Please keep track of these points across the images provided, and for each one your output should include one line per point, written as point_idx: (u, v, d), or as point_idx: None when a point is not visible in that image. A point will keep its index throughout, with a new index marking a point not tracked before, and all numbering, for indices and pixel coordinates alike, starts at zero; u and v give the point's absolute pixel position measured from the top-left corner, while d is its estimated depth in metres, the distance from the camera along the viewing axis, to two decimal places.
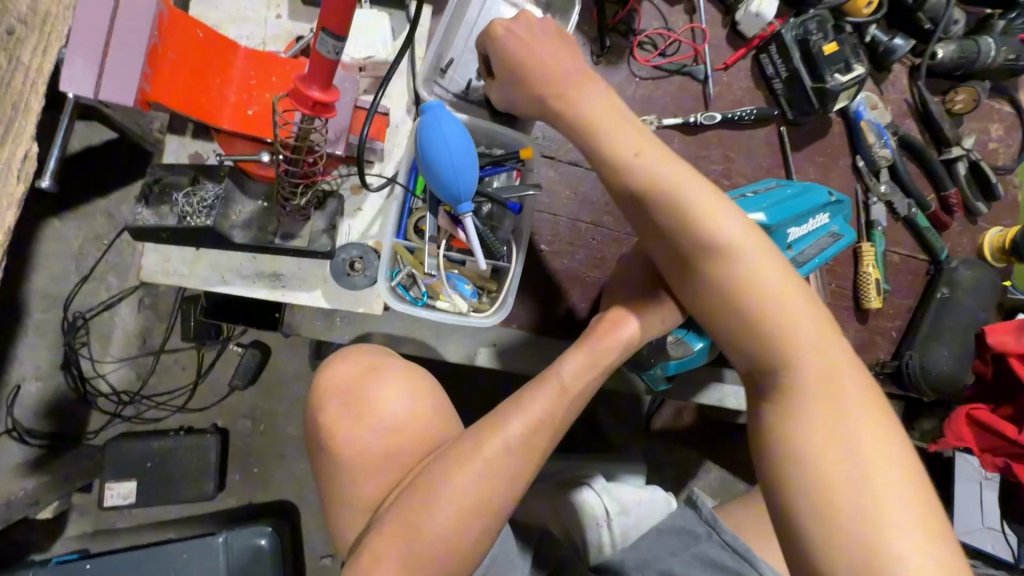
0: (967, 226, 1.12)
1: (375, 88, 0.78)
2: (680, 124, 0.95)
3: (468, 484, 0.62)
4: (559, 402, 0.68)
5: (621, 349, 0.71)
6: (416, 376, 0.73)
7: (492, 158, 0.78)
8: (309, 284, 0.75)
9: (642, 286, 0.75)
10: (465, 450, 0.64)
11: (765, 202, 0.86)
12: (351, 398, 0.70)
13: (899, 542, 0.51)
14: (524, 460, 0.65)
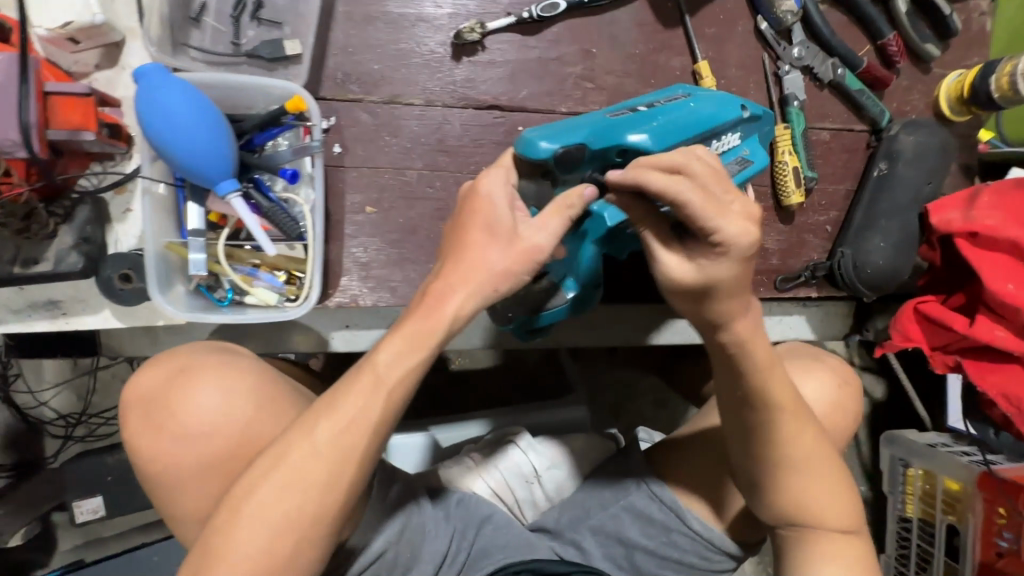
0: (916, 77, 0.90)
1: (109, 60, 0.65)
2: (516, 24, 0.77)
3: (271, 498, 0.54)
4: (374, 396, 0.56)
5: (447, 331, 0.57)
6: (233, 372, 0.65)
7: (260, 119, 0.65)
8: (93, 306, 0.67)
9: (483, 236, 0.60)
10: (273, 467, 0.55)
11: (659, 118, 0.64)
12: (153, 409, 0.63)
13: (814, 485, 0.64)
14: (337, 468, 0.55)
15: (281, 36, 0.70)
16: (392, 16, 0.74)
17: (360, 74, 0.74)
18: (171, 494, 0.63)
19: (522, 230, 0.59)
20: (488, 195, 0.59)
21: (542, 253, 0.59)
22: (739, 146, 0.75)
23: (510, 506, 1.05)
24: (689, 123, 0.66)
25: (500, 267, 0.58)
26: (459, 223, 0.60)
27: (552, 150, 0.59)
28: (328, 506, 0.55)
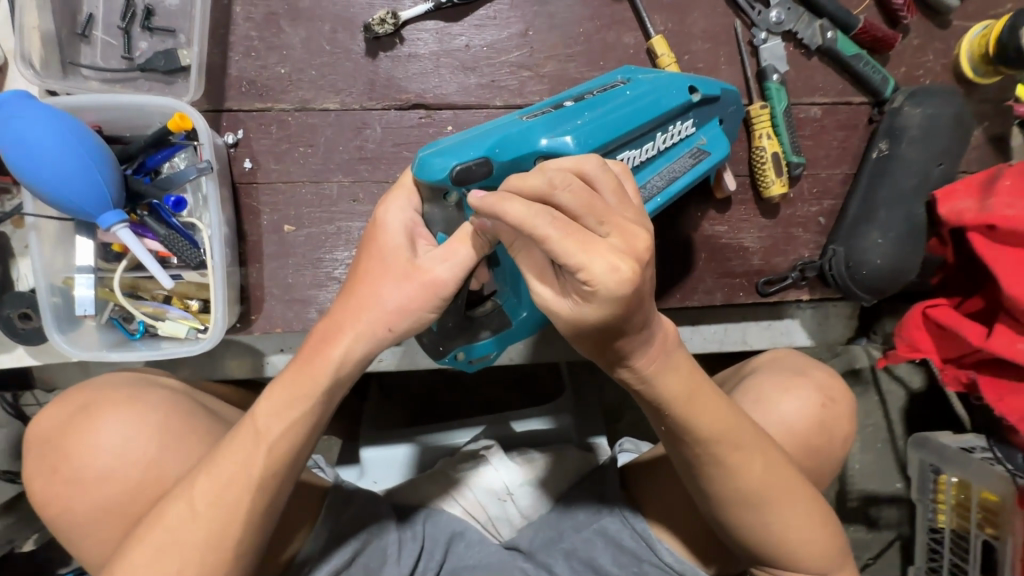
0: (930, 33, 0.75)
1: None
2: (434, 10, 0.68)
3: (151, 567, 0.46)
4: (257, 453, 0.48)
5: (341, 375, 0.49)
6: (145, 409, 0.54)
7: (149, 139, 0.60)
8: (5, 345, 0.64)
9: (373, 260, 0.50)
10: (151, 530, 0.47)
11: (585, 113, 0.51)
12: (49, 451, 0.52)
13: (784, 521, 0.57)
14: (226, 531, 0.47)
15: (176, 46, 0.65)
16: (298, 13, 0.68)
17: (267, 82, 0.68)
18: (70, 545, 0.53)
19: (421, 261, 0.49)
20: (385, 225, 0.51)
21: (446, 287, 0.48)
22: (694, 135, 0.61)
23: (485, 524, 0.97)
24: (626, 114, 0.53)
25: (402, 303, 0.48)
26: (358, 259, 0.51)
27: (448, 168, 0.47)
28: (218, 574, 0.47)
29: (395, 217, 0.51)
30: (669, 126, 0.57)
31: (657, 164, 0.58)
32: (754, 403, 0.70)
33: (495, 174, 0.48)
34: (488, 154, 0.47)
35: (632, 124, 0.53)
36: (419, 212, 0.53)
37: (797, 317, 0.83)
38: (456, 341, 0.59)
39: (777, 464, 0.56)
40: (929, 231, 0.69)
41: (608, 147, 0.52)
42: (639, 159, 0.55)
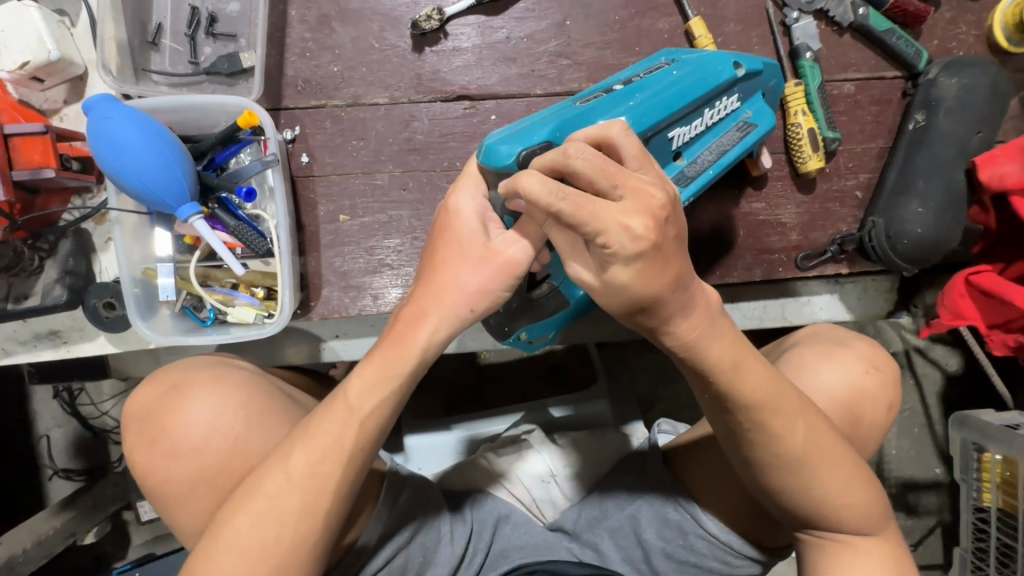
0: (961, 5, 0.76)
1: (76, 94, 0.67)
2: (476, 5, 0.71)
3: (247, 531, 0.49)
4: (348, 426, 0.51)
5: (426, 354, 0.52)
6: (233, 388, 0.58)
7: (219, 137, 0.65)
8: (88, 333, 0.69)
9: (447, 242, 0.52)
10: (251, 497, 0.50)
11: (635, 96, 0.54)
12: (148, 426, 0.56)
13: (838, 490, 0.58)
14: (318, 499, 0.50)
15: (238, 50, 0.69)
16: (348, 14, 0.72)
17: (320, 80, 0.72)
18: (165, 513, 0.57)
19: (495, 245, 0.51)
20: (457, 211, 0.52)
21: (519, 268, 0.51)
22: (738, 109, 0.63)
23: (530, 507, 1.00)
24: (676, 92, 0.55)
25: (478, 285, 0.51)
26: (432, 245, 0.53)
27: (515, 154, 0.50)
28: (309, 540, 0.50)
29: (466, 204, 0.53)
30: (715, 103, 0.59)
31: (705, 141, 0.61)
32: (796, 369, 0.72)
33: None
34: (550, 139, 0.50)
35: (681, 101, 0.55)
36: (486, 198, 0.54)
37: (836, 292, 0.84)
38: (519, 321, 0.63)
39: (821, 432, 0.56)
40: (969, 199, 0.70)
41: (661, 125, 0.55)
42: (687, 135, 0.58)
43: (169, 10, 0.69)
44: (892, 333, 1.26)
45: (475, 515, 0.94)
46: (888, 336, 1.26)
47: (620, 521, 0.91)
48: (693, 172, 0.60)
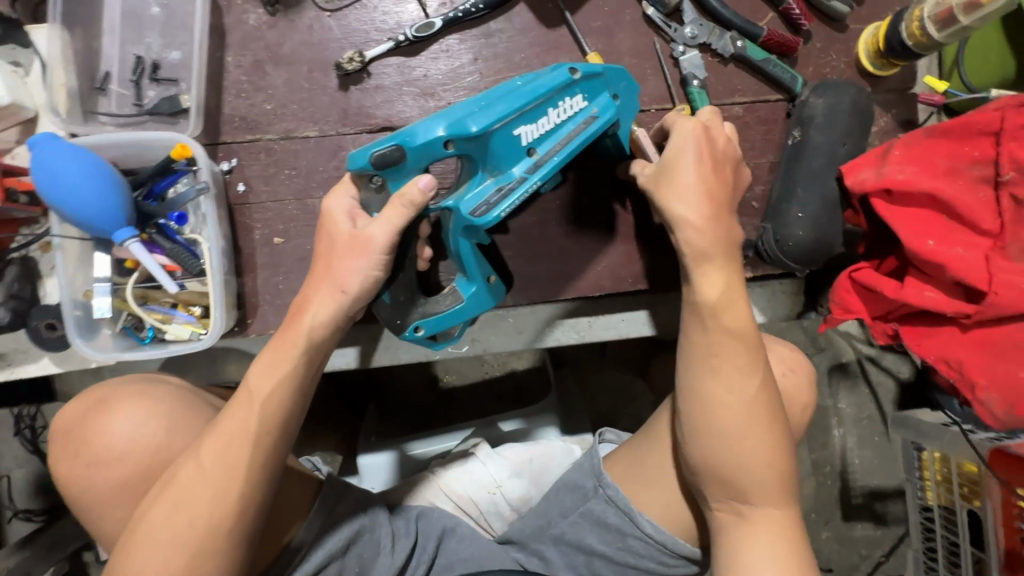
0: (831, 36, 0.86)
1: (28, 136, 0.73)
2: (395, 48, 0.80)
3: (167, 520, 0.53)
4: (251, 411, 0.55)
5: (316, 334, 0.58)
6: (150, 396, 0.60)
7: (156, 169, 0.71)
8: (32, 355, 0.73)
9: (335, 241, 0.60)
10: (169, 488, 0.54)
11: (480, 101, 0.61)
12: (69, 440, 0.58)
13: (762, 475, 0.60)
14: (227, 483, 0.54)
15: (178, 92, 0.77)
16: (280, 58, 0.80)
17: (255, 117, 0.79)
18: (90, 526, 0.59)
19: (360, 229, 0.59)
20: (329, 212, 0.62)
21: (380, 246, 0.59)
22: (588, 106, 0.68)
23: (477, 519, 1.04)
24: (515, 96, 0.62)
25: (358, 269, 0.59)
26: (315, 246, 0.62)
27: (367, 156, 0.59)
28: (223, 525, 0.53)
29: (337, 204, 0.63)
30: (561, 102, 0.65)
31: (559, 135, 0.66)
32: None
33: (408, 157, 0.59)
34: (398, 142, 0.58)
35: (523, 100, 0.61)
36: (359, 199, 0.64)
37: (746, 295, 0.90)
38: (411, 317, 0.66)
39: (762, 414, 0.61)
40: (843, 204, 0.77)
41: (504, 123, 0.61)
42: (535, 131, 0.63)
43: (116, 59, 0.77)
44: (842, 343, 1.32)
45: (420, 529, 0.97)
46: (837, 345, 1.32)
47: (563, 527, 0.93)
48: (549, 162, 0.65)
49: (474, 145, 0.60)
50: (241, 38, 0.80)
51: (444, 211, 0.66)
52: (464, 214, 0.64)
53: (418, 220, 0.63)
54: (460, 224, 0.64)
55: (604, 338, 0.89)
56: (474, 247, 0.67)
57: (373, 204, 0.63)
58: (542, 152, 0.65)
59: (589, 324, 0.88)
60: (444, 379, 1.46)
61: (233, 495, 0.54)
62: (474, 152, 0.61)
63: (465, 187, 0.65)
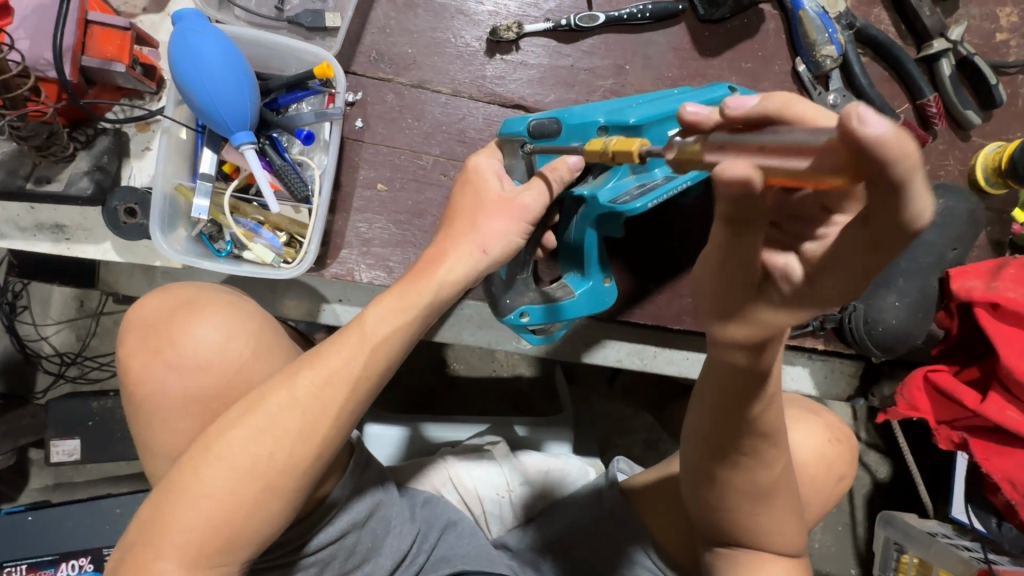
0: (955, 142, 0.88)
1: (156, 6, 0.68)
2: (552, 31, 0.78)
3: (246, 444, 0.51)
4: (359, 351, 0.53)
5: (440, 292, 0.55)
6: (242, 313, 0.59)
7: (285, 82, 0.68)
8: (96, 236, 0.67)
9: (478, 201, 0.58)
10: (253, 411, 0.51)
11: (638, 102, 0.61)
12: (152, 334, 0.56)
13: (757, 524, 0.59)
14: (313, 424, 0.52)
15: (324, 9, 0.73)
16: (432, 6, 0.77)
17: (394, 57, 0.76)
18: (144, 429, 0.56)
19: (511, 193, 0.57)
20: (477, 169, 0.60)
21: (530, 214, 0.57)
22: None
23: (477, 517, 1.00)
24: (676, 103, 0.62)
25: (499, 231, 0.56)
26: (453, 203, 0.60)
27: (527, 122, 0.60)
28: (302, 463, 0.52)
29: (486, 163, 0.60)
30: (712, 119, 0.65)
31: None
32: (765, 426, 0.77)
33: (562, 134, 0.59)
34: (558, 117, 0.59)
35: (687, 109, 0.61)
36: (504, 164, 0.62)
37: (808, 366, 0.91)
38: (520, 300, 0.65)
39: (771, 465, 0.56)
40: (938, 304, 0.79)
41: (659, 122, 0.59)
42: None
43: None
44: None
45: (425, 516, 0.92)
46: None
47: (568, 546, 0.90)
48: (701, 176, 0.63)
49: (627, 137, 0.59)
50: None
51: (575, 199, 0.63)
52: (601, 203, 0.61)
53: (553, 204, 0.63)
54: (587, 214, 0.63)
55: (665, 371, 0.88)
56: (598, 239, 0.66)
57: (518, 172, 0.62)
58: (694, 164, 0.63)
59: (654, 354, 0.88)
60: (452, 366, 1.42)
61: (319, 434, 0.52)
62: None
63: (604, 175, 0.62)
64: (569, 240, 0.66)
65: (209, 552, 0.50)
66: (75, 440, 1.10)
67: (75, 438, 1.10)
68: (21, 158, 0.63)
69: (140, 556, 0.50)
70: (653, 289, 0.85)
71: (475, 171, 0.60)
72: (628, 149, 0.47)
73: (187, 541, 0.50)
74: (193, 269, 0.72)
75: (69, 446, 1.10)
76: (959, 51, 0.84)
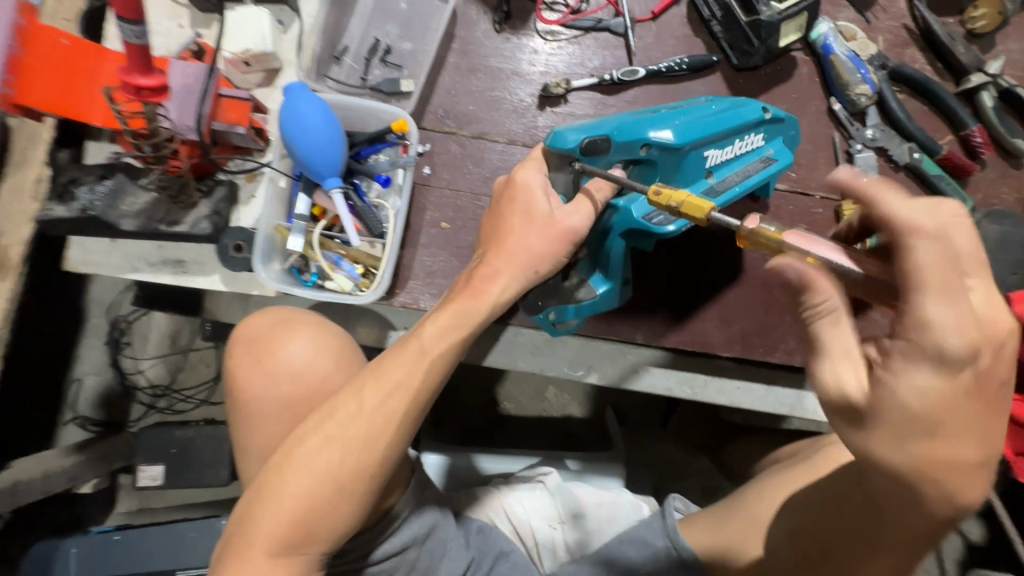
0: (1007, 170, 0.88)
1: (268, 82, 0.83)
2: (596, 85, 0.87)
3: (324, 447, 0.57)
4: (418, 367, 0.59)
5: (491, 308, 0.62)
6: (330, 329, 0.68)
7: (368, 137, 0.80)
8: (208, 269, 0.79)
9: (528, 223, 0.63)
10: (329, 420, 0.58)
11: (681, 117, 0.63)
12: (255, 346, 0.66)
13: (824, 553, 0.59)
14: (380, 434, 0.58)
15: (400, 76, 0.85)
16: (491, 70, 0.88)
17: (457, 113, 0.87)
18: (243, 431, 0.65)
19: (558, 215, 0.62)
20: (526, 185, 0.64)
21: (577, 236, 0.63)
22: (763, 147, 0.73)
23: (530, 550, 1.01)
24: (713, 120, 0.65)
25: (539, 249, 0.62)
26: (498, 213, 0.65)
27: (579, 140, 0.60)
28: (369, 468, 0.57)
29: (532, 179, 0.64)
30: (742, 137, 0.68)
31: (734, 166, 0.70)
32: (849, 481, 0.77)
33: (612, 150, 0.61)
34: (608, 134, 0.60)
35: (721, 127, 0.64)
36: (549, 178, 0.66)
37: None
38: (552, 301, 0.71)
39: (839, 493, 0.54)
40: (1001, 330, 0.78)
41: (697, 142, 0.63)
42: (717, 156, 0.66)
43: (357, 37, 0.86)
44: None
45: (478, 544, 0.94)
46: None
47: None
48: (723, 189, 0.69)
49: (666, 154, 0.62)
50: (465, 45, 0.88)
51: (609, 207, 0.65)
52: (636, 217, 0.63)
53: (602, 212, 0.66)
54: (620, 223, 0.64)
55: (717, 400, 0.88)
56: (626, 251, 0.67)
57: (560, 185, 0.67)
58: (717, 180, 0.68)
59: (704, 383, 0.89)
60: (503, 405, 1.46)
61: (385, 442, 0.58)
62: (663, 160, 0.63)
63: (638, 188, 0.65)
64: (598, 239, 0.67)
65: (288, 549, 0.56)
66: (160, 465, 1.20)
67: (162, 463, 1.20)
68: (155, 206, 0.75)
69: (234, 545, 0.57)
70: (702, 319, 0.88)
71: (522, 190, 0.64)
72: (699, 211, 0.52)
73: (272, 533, 0.56)
74: (283, 298, 0.83)
75: (155, 471, 1.20)
76: (1000, 83, 0.86)
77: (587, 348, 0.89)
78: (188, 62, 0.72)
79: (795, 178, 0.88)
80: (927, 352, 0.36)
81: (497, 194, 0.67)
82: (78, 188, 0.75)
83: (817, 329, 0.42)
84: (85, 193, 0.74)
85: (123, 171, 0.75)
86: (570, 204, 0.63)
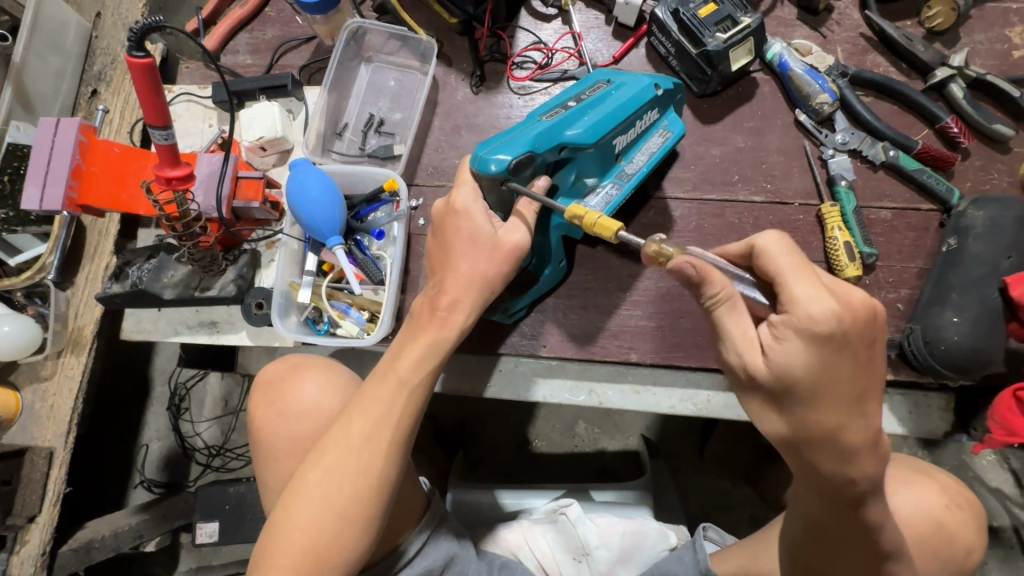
0: (994, 156, 0.88)
1: (282, 161, 0.96)
2: None
3: (325, 478, 0.63)
4: (396, 395, 0.65)
5: (456, 335, 0.68)
6: (334, 370, 0.75)
7: (366, 198, 0.91)
8: (236, 327, 0.90)
9: (476, 244, 0.69)
10: (327, 453, 0.64)
11: (588, 112, 0.74)
12: (271, 391, 0.74)
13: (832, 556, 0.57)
14: (373, 460, 0.63)
15: (393, 143, 0.97)
16: (474, 126, 0.97)
17: (445, 168, 0.96)
18: (264, 470, 0.72)
19: (498, 232, 0.70)
20: (463, 206, 0.70)
21: (517, 244, 0.70)
22: (659, 120, 0.86)
23: None
24: (617, 110, 0.75)
25: (488, 268, 0.69)
26: (440, 235, 0.71)
27: (506, 162, 0.67)
28: (367, 493, 0.62)
29: (468, 202, 0.70)
30: (643, 116, 0.81)
31: (639, 145, 0.84)
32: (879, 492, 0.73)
33: (535, 161, 0.70)
34: (532, 150, 0.69)
35: (623, 117, 0.76)
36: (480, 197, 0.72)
37: (885, 401, 0.84)
38: (502, 299, 0.86)
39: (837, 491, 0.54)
40: (1009, 316, 0.76)
41: (606, 134, 0.75)
42: (622, 139, 0.79)
43: (355, 114, 0.99)
44: (995, 503, 1.14)
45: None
46: (990, 505, 1.14)
47: None
48: (633, 170, 0.84)
49: (582, 151, 0.74)
50: (448, 108, 0.98)
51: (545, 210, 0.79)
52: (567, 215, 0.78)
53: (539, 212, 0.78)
54: (554, 220, 0.80)
55: (725, 413, 0.87)
56: (559, 239, 0.84)
57: (490, 203, 0.74)
58: (625, 161, 0.83)
59: (709, 399, 0.89)
60: (534, 443, 1.44)
61: (377, 467, 0.63)
62: (578, 156, 0.75)
63: (561, 179, 0.78)
64: (537, 238, 0.82)
65: None
66: (214, 523, 1.26)
67: (216, 520, 1.26)
68: (192, 275, 0.88)
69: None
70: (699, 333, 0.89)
71: (458, 213, 0.70)
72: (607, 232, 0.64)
73: (286, 562, 0.61)
74: (303, 347, 0.92)
75: (210, 528, 1.26)
76: (968, 74, 0.87)
77: (588, 372, 0.91)
78: (212, 154, 0.87)
79: (771, 189, 0.90)
80: (801, 328, 0.46)
81: (439, 218, 0.72)
82: (130, 268, 0.88)
83: (719, 315, 0.51)
84: (136, 270, 0.88)
85: (164, 250, 0.88)
86: (506, 221, 0.71)
